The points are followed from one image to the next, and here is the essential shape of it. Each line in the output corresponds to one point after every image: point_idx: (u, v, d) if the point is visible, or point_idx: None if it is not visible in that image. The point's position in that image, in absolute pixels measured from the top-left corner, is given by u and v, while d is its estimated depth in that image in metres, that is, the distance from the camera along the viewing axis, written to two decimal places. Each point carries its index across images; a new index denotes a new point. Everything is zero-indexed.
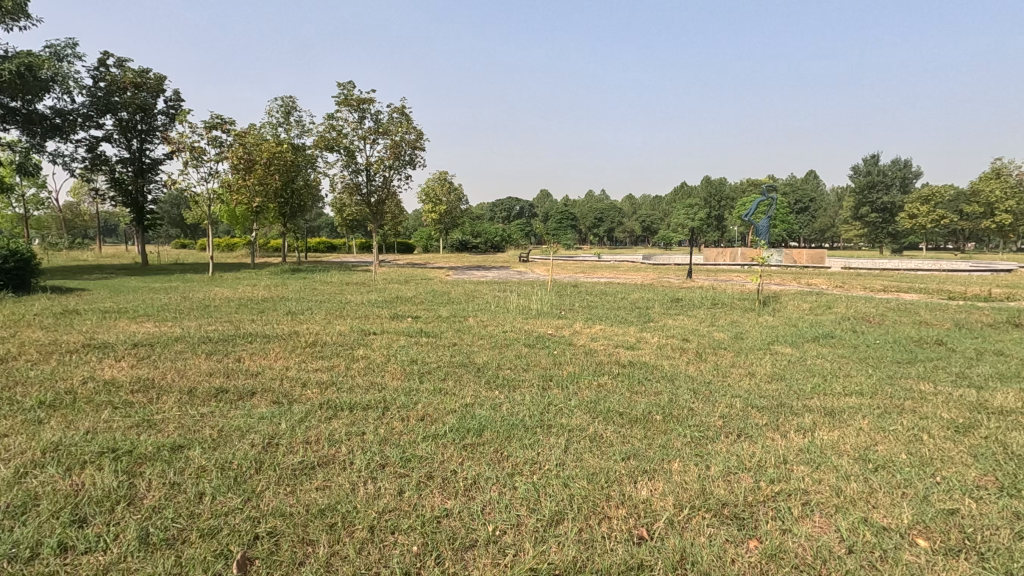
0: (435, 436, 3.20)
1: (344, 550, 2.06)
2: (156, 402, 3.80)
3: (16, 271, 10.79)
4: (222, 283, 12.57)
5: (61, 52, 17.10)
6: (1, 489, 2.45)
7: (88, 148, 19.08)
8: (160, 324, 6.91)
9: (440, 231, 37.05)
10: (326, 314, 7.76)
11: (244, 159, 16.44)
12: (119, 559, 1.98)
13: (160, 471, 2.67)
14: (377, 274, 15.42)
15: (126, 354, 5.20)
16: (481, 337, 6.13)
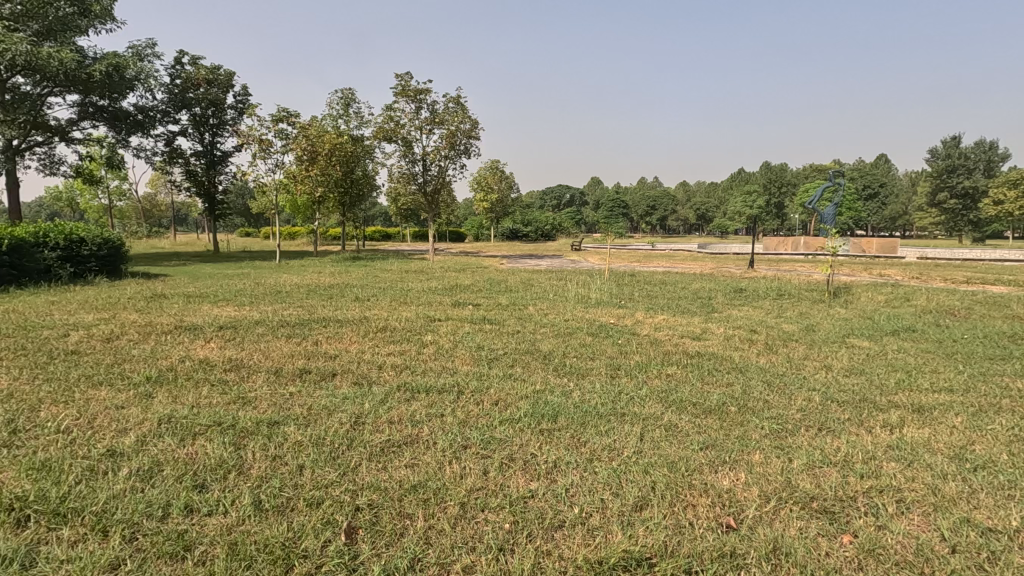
0: (512, 420, 3.28)
1: (440, 524, 2.16)
2: (248, 380, 4.07)
3: (107, 258, 11.73)
4: (289, 270, 13.15)
5: (142, 53, 18.19)
6: (129, 455, 2.71)
7: (166, 142, 20.26)
8: (239, 308, 7.33)
9: (492, 219, 37.29)
10: (391, 301, 8.02)
11: (308, 150, 17.05)
12: (239, 521, 2.16)
13: (263, 444, 2.88)
14: (434, 262, 15.73)
15: (214, 336, 5.57)
16: (544, 326, 6.18)
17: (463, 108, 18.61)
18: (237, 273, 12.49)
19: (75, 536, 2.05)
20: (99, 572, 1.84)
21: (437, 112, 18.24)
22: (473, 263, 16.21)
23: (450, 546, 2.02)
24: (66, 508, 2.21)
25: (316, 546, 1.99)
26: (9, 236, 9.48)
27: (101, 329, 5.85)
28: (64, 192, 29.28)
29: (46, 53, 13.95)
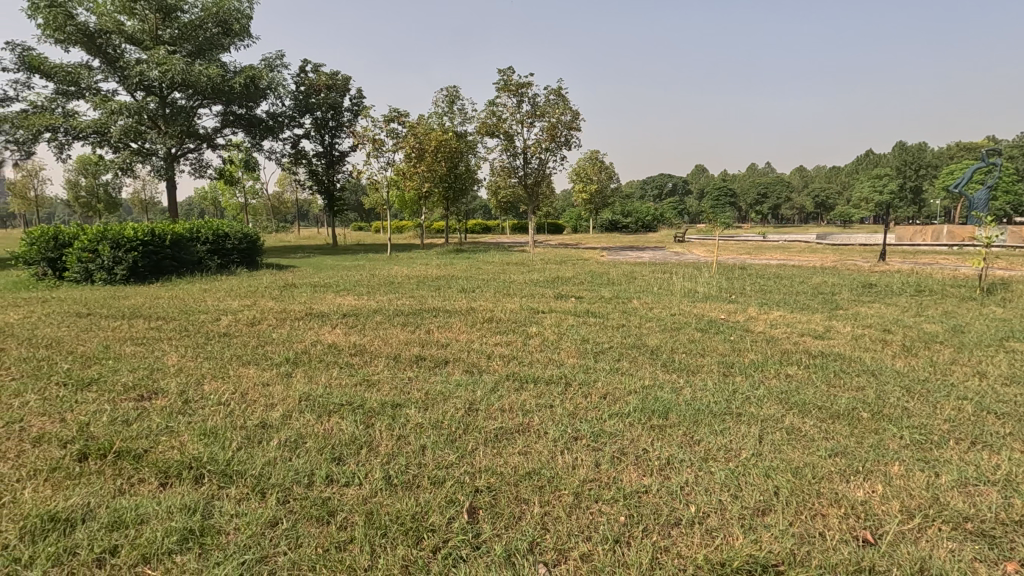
0: (621, 414, 3.27)
1: (555, 512, 2.22)
2: (370, 364, 4.41)
3: (246, 250, 13.18)
4: (399, 262, 13.94)
5: (273, 64, 20.04)
6: (277, 427, 3.07)
7: (293, 144, 22.19)
8: (358, 298, 7.91)
9: (591, 211, 36.90)
10: (495, 292, 8.23)
11: (416, 148, 17.92)
12: (372, 493, 2.37)
13: (388, 424, 3.12)
14: (534, 254, 15.92)
15: (339, 323, 6.08)
16: (649, 320, 6.04)
17: (564, 99, 18.54)
18: (354, 264, 13.47)
19: (240, 495, 2.36)
20: (261, 526, 2.11)
21: (538, 104, 18.35)
22: (573, 255, 16.19)
23: (567, 534, 2.07)
24: (232, 470, 2.55)
25: (442, 522, 2.14)
26: (171, 232, 10.96)
27: (245, 314, 6.60)
28: (210, 192, 33.16)
29: (198, 70, 15.85)
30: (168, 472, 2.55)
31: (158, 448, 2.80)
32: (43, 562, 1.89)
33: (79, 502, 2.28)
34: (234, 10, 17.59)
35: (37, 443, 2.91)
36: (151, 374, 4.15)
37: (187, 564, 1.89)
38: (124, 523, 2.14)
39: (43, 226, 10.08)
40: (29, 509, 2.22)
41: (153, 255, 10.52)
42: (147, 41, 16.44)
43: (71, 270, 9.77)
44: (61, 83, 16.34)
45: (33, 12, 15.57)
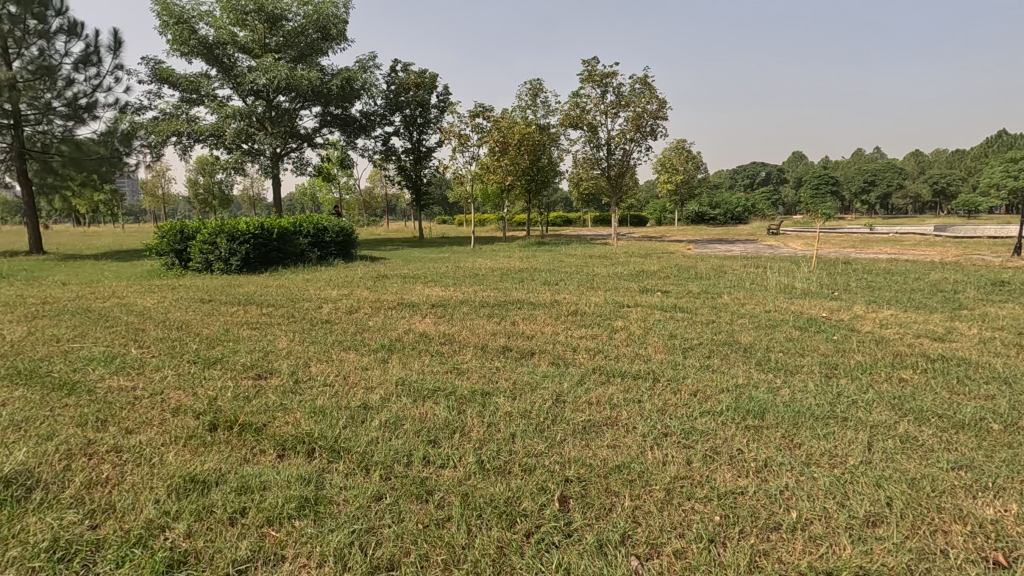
0: (713, 412, 3.17)
1: (647, 507, 2.21)
2: (460, 353, 4.57)
3: (342, 243, 13.99)
4: (484, 255, 14.24)
5: (367, 65, 21.04)
6: (378, 408, 3.28)
7: (384, 142, 23.21)
8: (445, 289, 8.19)
9: (676, 202, 35.63)
10: (578, 285, 8.20)
11: (500, 142, 18.15)
12: (466, 476, 2.47)
13: (479, 411, 3.24)
14: (617, 247, 15.64)
15: (428, 312, 6.33)
16: (742, 316, 5.78)
17: (651, 87, 17.99)
18: (440, 257, 13.88)
19: (347, 469, 2.55)
20: (367, 500, 2.27)
21: (623, 94, 17.95)
22: (658, 247, 15.74)
23: (659, 530, 2.06)
24: (339, 447, 2.76)
25: (534, 508, 2.20)
26: (278, 226, 11.88)
27: (344, 303, 7.05)
28: (309, 188, 35.50)
29: (300, 74, 16.99)
30: (285, 445, 2.81)
31: (275, 423, 3.08)
32: (187, 517, 2.16)
33: (213, 467, 2.57)
34: (332, 15, 18.65)
35: (176, 413, 3.30)
36: (265, 356, 4.55)
37: (304, 528, 2.08)
38: (250, 488, 2.39)
39: (173, 220, 11.28)
40: (174, 470, 2.54)
41: (262, 247, 11.47)
42: (256, 49, 17.83)
43: (194, 260, 10.88)
44: (185, 91, 18.12)
45: (163, 29, 17.40)
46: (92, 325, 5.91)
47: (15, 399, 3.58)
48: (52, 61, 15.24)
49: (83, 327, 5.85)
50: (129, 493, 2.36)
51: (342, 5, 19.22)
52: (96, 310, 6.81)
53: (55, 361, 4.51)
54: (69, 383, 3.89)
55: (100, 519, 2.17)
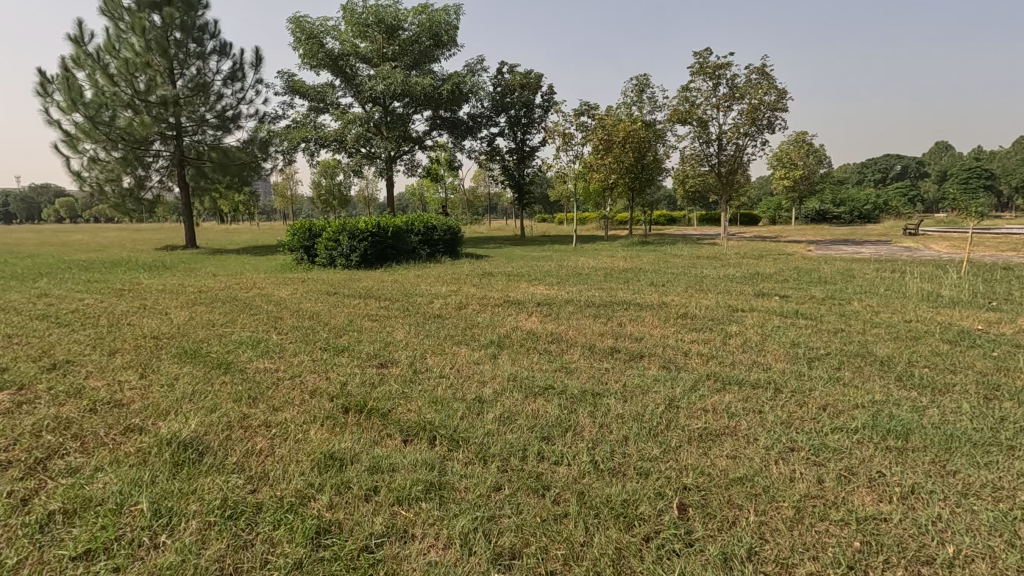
0: (846, 429, 2.93)
1: (774, 523, 2.10)
2: (568, 352, 4.60)
3: (449, 241, 14.29)
4: (586, 254, 14.15)
5: (475, 68, 21.68)
6: (490, 402, 3.40)
7: (489, 142, 23.78)
8: (549, 287, 8.25)
9: (795, 199, 33.03)
10: (688, 287, 7.91)
11: (605, 140, 17.85)
12: (581, 474, 2.50)
13: (591, 410, 3.25)
14: (728, 248, 14.81)
15: (535, 311, 6.43)
16: (876, 326, 5.24)
17: (769, 77, 16.85)
18: (543, 255, 14.00)
19: (466, 458, 2.68)
20: (487, 489, 2.38)
21: (737, 86, 17.00)
22: (774, 249, 14.68)
23: (789, 549, 1.95)
24: (459, 437, 2.90)
25: (652, 513, 2.17)
26: (393, 225, 12.64)
27: (453, 299, 7.36)
28: (417, 188, 37.38)
29: (414, 81, 17.94)
30: (410, 432, 3.00)
31: (399, 409, 3.31)
32: (329, 490, 2.39)
33: (348, 446, 2.82)
34: (445, 22, 19.44)
35: (314, 395, 3.65)
36: (385, 346, 4.89)
37: (431, 510, 2.22)
38: (380, 469, 2.59)
39: (303, 220, 12.42)
40: (314, 447, 2.81)
41: (378, 244, 12.28)
42: (375, 59, 19.06)
43: (320, 256, 11.93)
44: (313, 101, 19.83)
45: (297, 45, 19.18)
46: (239, 312, 6.69)
47: (184, 374, 4.16)
48: (207, 79, 17.41)
49: (232, 314, 6.65)
50: (279, 464, 2.65)
51: (453, 12, 19.97)
52: (241, 299, 7.68)
53: (212, 343, 5.16)
54: (225, 363, 4.44)
55: (258, 484, 2.46)
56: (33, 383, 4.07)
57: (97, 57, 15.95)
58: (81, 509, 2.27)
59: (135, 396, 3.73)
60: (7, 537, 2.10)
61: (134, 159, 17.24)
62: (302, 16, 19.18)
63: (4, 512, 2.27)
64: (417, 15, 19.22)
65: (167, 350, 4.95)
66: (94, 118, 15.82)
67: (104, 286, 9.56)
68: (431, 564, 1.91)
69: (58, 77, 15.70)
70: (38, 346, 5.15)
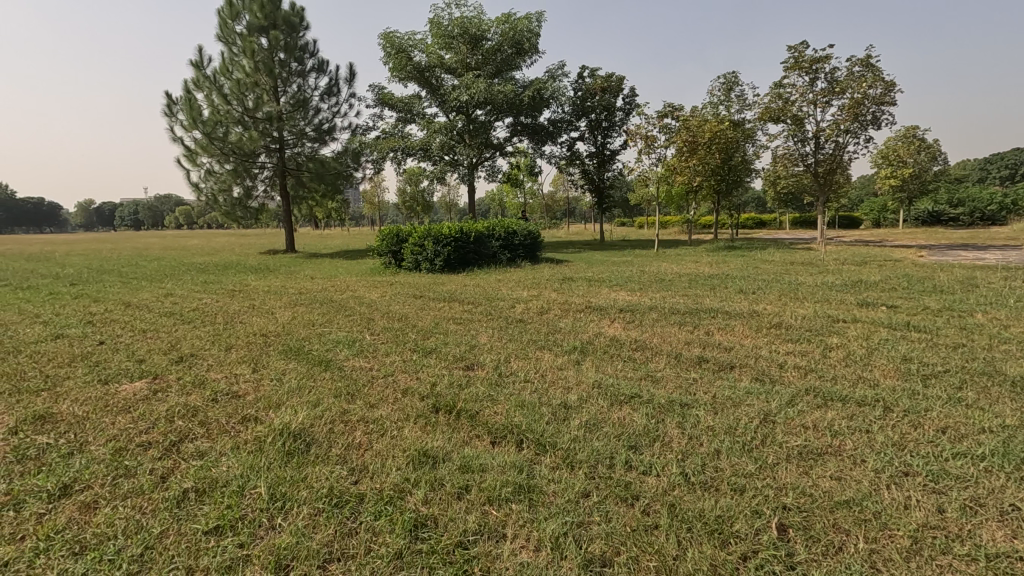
0: (972, 456, 2.65)
1: (887, 552, 1.96)
2: (653, 361, 4.51)
3: (530, 245, 14.30)
4: (668, 259, 13.77)
5: (556, 74, 21.73)
6: (575, 408, 3.41)
7: (569, 147, 23.74)
8: (631, 293, 8.13)
9: (904, 200, 30.20)
10: (781, 295, 7.48)
11: (689, 142, 17.26)
12: (671, 487, 2.45)
13: (679, 421, 3.17)
14: (825, 253, 13.81)
15: (617, 317, 6.34)
16: (1006, 342, 4.69)
17: (874, 69, 15.58)
18: (623, 260, 13.77)
19: (553, 463, 2.72)
20: (576, 495, 2.39)
21: (838, 80, 15.88)
22: (879, 254, 13.56)
23: None
24: (546, 441, 2.93)
25: (750, 531, 2.10)
26: (475, 230, 12.95)
27: (534, 303, 7.44)
28: (497, 194, 38.02)
29: (497, 89, 18.33)
30: (497, 434, 3.08)
31: (486, 412, 3.41)
32: (423, 486, 2.50)
33: (441, 444, 2.95)
34: (527, 30, 19.64)
35: (406, 393, 3.84)
36: (470, 349, 5.03)
37: (521, 512, 2.27)
38: (471, 468, 2.68)
39: (391, 225, 13.05)
40: (408, 443, 2.96)
41: (460, 249, 12.65)
42: (460, 69, 19.61)
43: (407, 260, 12.50)
44: (401, 112, 20.76)
45: (387, 60, 20.16)
46: (336, 313, 7.15)
47: (290, 370, 4.52)
48: (306, 95, 18.74)
49: (330, 314, 7.12)
50: (378, 458, 2.82)
51: (535, 19, 20.13)
52: (336, 300, 8.19)
53: (313, 341, 5.56)
54: (325, 360, 4.77)
55: (359, 476, 2.63)
56: (165, 374, 4.58)
57: (214, 79, 17.67)
58: (210, 489, 2.53)
59: (249, 388, 4.10)
60: (151, 508, 2.39)
61: (243, 170, 18.92)
62: (392, 31, 20.11)
63: (148, 487, 2.59)
64: (501, 24, 19.56)
65: (275, 346, 5.39)
66: (211, 134, 17.54)
67: (218, 286, 10.54)
68: (523, 564, 1.96)
69: (182, 98, 17.53)
70: (168, 341, 5.79)
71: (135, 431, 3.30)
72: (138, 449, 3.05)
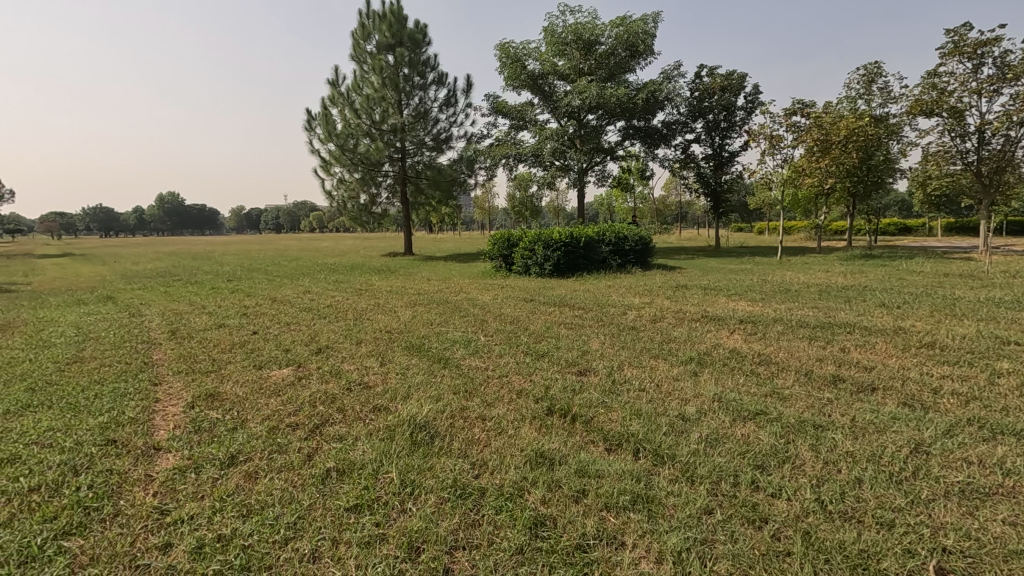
0: None
1: None
2: (779, 377, 4.21)
3: (641, 251, 13.85)
4: (794, 268, 12.76)
5: (671, 74, 21.01)
6: (695, 422, 3.29)
7: (683, 150, 22.83)
8: (752, 304, 7.65)
9: None
10: (933, 311, 6.63)
11: (821, 141, 15.85)
12: (805, 513, 2.28)
13: (812, 444, 2.94)
14: (990, 263, 11.99)
15: (738, 328, 6.01)
16: None
17: None
18: (742, 268, 13.01)
19: (671, 475, 2.65)
20: (698, 511, 2.32)
21: (1010, 65, 13.77)
22: None
23: None
24: (663, 453, 2.87)
25: (900, 571, 1.91)
26: (585, 235, 12.92)
27: (646, 311, 7.25)
28: (606, 199, 37.64)
29: (609, 92, 18.14)
30: (613, 441, 3.06)
31: (601, 418, 3.40)
32: (541, 486, 2.56)
33: (557, 447, 2.99)
34: (642, 32, 19.21)
35: (520, 395, 3.94)
36: (582, 354, 5.04)
37: (640, 522, 2.24)
38: (587, 473, 2.69)
39: (503, 230, 13.44)
40: (525, 443, 3.04)
41: (571, 254, 12.68)
42: (572, 74, 19.68)
43: (517, 264, 12.83)
44: (514, 119, 21.23)
45: (502, 70, 20.76)
46: (452, 313, 7.52)
47: (413, 365, 4.84)
48: (426, 107, 19.84)
49: (447, 314, 7.50)
50: (496, 455, 2.93)
51: (651, 20, 19.62)
52: (451, 301, 8.59)
53: (432, 339, 5.89)
54: (444, 358, 5.04)
55: (480, 471, 2.75)
56: (307, 363, 5.11)
57: (347, 96, 19.33)
58: (349, 470, 2.79)
59: (378, 380, 4.44)
60: (301, 482, 2.69)
61: (369, 179, 20.46)
62: (507, 41, 20.66)
63: (297, 463, 2.91)
64: (615, 27, 19.31)
65: (398, 343, 5.80)
66: (343, 146, 19.19)
67: (348, 285, 11.54)
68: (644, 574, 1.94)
69: (320, 114, 19.35)
70: (308, 333, 6.46)
71: (285, 412, 3.72)
72: (288, 428, 3.44)
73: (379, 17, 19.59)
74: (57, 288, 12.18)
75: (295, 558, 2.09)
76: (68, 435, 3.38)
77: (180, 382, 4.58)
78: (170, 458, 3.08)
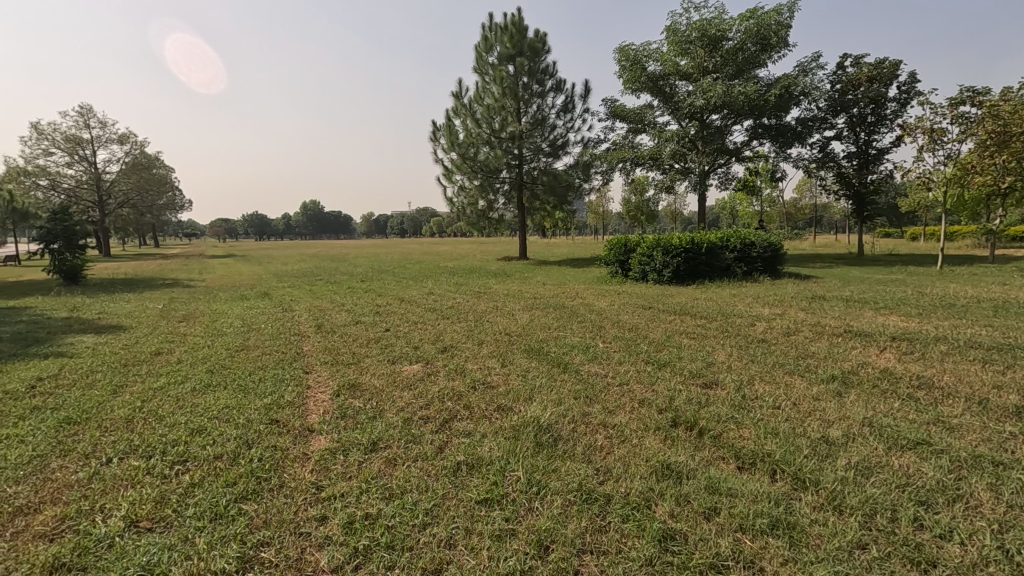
0: None
1: None
2: (944, 404, 3.70)
3: (770, 258, 12.64)
4: (957, 279, 11.11)
5: (808, 67, 19.32)
6: (841, 447, 3.00)
7: (821, 148, 20.89)
8: (907, 319, 6.79)
9: None
10: None
11: (999, 134, 13.65)
12: (982, 561, 2.00)
13: (991, 483, 2.56)
14: None
15: (889, 346, 5.38)
16: None
17: None
18: (892, 279, 11.60)
19: (815, 502, 2.45)
20: (849, 544, 2.12)
21: None
22: None
23: None
24: (805, 477, 2.66)
25: None
26: (708, 239, 12.33)
27: (778, 323, 6.73)
28: (730, 202, 35.52)
29: (737, 91, 17.15)
30: (748, 461, 2.89)
31: (731, 435, 3.23)
32: (669, 499, 2.50)
33: (685, 460, 2.89)
34: (775, 23, 17.93)
35: (642, 404, 3.86)
36: (707, 366, 4.82)
37: (781, 548, 2.11)
38: (719, 490, 2.57)
39: (620, 235, 13.25)
40: (650, 454, 2.98)
41: (691, 260, 12.21)
42: (696, 74, 18.89)
43: (634, 270, 12.57)
44: (633, 122, 20.80)
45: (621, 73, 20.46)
46: (569, 318, 7.56)
47: (533, 368, 4.94)
48: (544, 114, 20.14)
49: (564, 318, 7.55)
50: (621, 463, 2.90)
51: (787, 9, 18.25)
52: (568, 307, 8.62)
53: (551, 344, 5.95)
54: (563, 363, 5.08)
55: (604, 478, 2.73)
56: (434, 360, 5.42)
57: (469, 107, 20.25)
58: (477, 465, 2.92)
59: (500, 380, 4.60)
60: (435, 472, 2.87)
61: (488, 186, 21.21)
62: (627, 44, 20.33)
63: (431, 454, 3.10)
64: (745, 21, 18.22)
65: (518, 345, 5.94)
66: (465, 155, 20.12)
67: (467, 287, 12.07)
68: None
69: (444, 125, 20.47)
70: (434, 332, 6.85)
71: (417, 405, 3.99)
72: (420, 421, 3.68)
73: (501, 29, 20.26)
74: (224, 285, 14.05)
75: (432, 542, 2.24)
76: (241, 413, 3.91)
77: (326, 372, 5.09)
78: (321, 440, 3.44)
